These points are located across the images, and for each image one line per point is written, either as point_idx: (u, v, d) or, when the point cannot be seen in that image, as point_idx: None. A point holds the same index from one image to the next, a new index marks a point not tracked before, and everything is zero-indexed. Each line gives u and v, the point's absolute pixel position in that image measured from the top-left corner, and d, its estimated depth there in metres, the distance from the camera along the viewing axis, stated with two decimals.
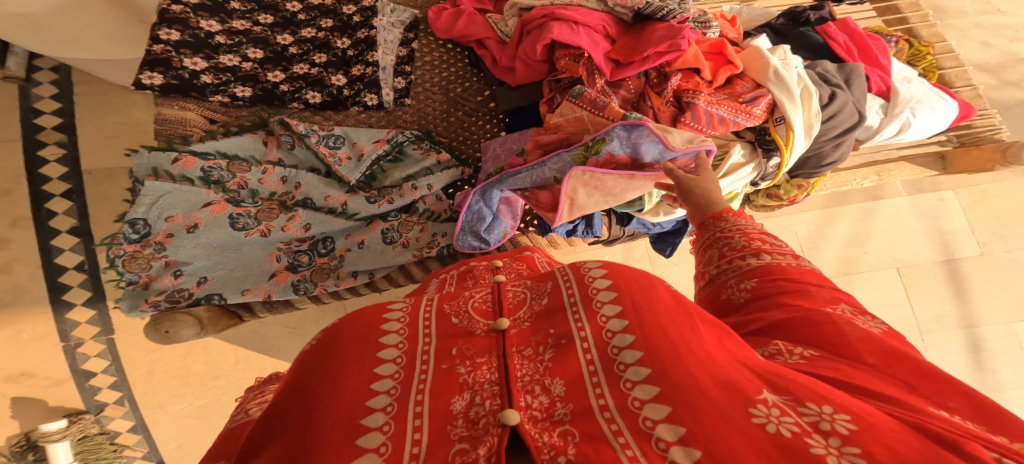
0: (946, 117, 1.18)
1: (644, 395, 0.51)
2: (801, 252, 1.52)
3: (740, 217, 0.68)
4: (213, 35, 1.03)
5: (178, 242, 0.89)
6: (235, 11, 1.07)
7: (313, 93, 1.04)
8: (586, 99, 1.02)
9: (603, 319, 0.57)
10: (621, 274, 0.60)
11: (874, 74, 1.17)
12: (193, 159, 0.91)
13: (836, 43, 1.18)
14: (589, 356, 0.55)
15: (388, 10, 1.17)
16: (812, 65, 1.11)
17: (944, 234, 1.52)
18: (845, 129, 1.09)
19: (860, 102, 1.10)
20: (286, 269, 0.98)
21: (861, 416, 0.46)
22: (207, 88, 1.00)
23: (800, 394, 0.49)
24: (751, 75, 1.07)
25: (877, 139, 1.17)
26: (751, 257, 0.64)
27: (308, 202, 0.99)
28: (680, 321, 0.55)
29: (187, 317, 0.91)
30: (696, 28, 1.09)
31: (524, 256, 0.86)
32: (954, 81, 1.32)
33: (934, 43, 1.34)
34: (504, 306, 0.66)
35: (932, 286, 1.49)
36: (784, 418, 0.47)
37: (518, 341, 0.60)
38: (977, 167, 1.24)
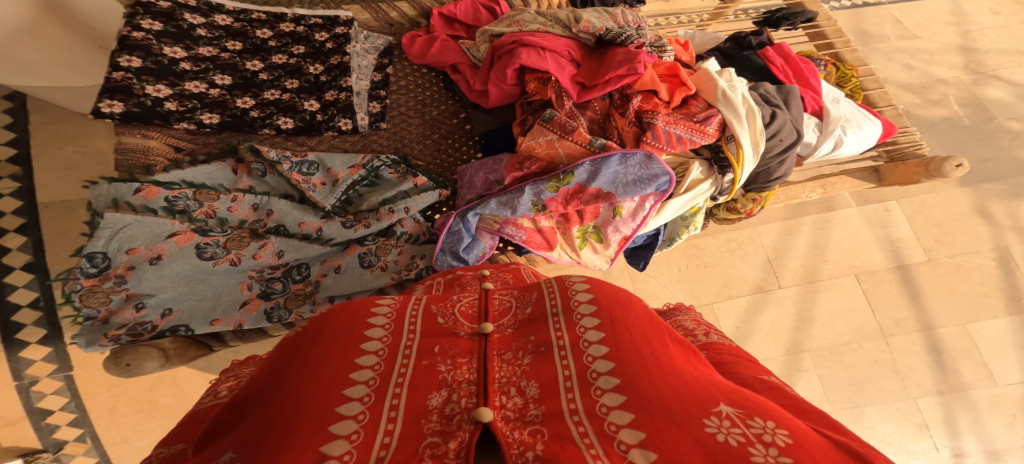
0: (872, 136, 1.25)
1: (611, 402, 0.54)
2: (768, 262, 1.58)
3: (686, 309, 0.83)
4: (178, 61, 1.01)
5: (141, 274, 0.83)
6: (202, 38, 1.06)
7: (285, 119, 1.03)
8: (556, 123, 1.05)
9: (581, 330, 0.61)
10: (602, 291, 0.65)
11: (807, 95, 1.24)
12: (157, 189, 0.87)
13: (774, 66, 1.26)
14: (565, 362, 0.59)
15: (362, 37, 1.20)
16: (755, 87, 1.18)
17: (894, 242, 1.62)
18: (787, 146, 1.13)
19: (798, 121, 1.16)
20: (258, 297, 0.92)
21: (798, 432, 0.50)
22: (172, 115, 0.97)
23: (750, 409, 0.52)
24: (703, 96, 1.12)
25: (816, 155, 1.22)
26: (702, 335, 0.74)
27: (280, 229, 0.95)
28: (651, 339, 0.59)
29: (151, 349, 0.82)
30: (652, 52, 1.15)
31: (511, 268, 0.89)
32: (877, 101, 1.39)
33: (857, 66, 1.42)
34: (489, 312, 0.68)
35: (889, 291, 1.57)
36: (733, 429, 0.50)
37: (499, 344, 0.63)
38: (906, 180, 1.28)
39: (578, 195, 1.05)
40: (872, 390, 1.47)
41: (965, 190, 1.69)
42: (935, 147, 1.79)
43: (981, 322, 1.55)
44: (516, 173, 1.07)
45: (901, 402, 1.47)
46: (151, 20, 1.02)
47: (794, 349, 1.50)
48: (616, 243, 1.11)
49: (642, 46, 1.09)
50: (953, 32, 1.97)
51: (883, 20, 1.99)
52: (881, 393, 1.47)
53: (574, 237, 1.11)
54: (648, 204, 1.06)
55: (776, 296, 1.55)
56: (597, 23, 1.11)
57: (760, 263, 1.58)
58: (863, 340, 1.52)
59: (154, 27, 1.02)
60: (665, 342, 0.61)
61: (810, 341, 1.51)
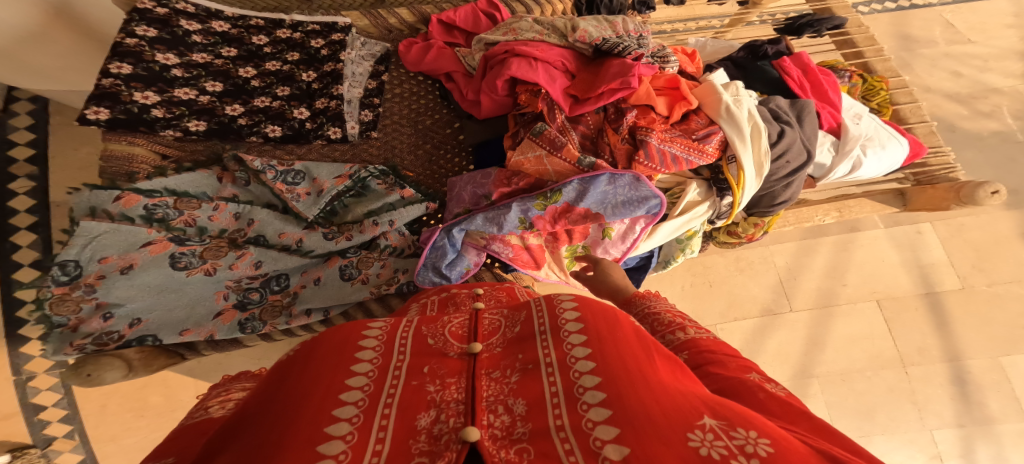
0: (896, 158, 1.16)
1: (597, 417, 0.51)
2: (780, 283, 1.50)
3: (654, 298, 0.75)
4: (169, 68, 1.01)
5: (111, 283, 0.83)
6: (196, 44, 1.06)
7: (272, 126, 1.02)
8: (546, 137, 1.01)
9: (568, 346, 0.59)
10: (590, 307, 0.63)
11: (824, 110, 1.16)
12: (136, 197, 0.87)
13: (790, 78, 1.19)
14: (552, 379, 0.56)
15: (359, 44, 1.18)
16: (766, 101, 1.11)
17: (923, 268, 1.52)
18: (795, 168, 1.06)
19: (808, 138, 1.09)
20: (234, 307, 0.92)
21: (778, 441, 0.48)
22: (158, 122, 0.96)
23: (733, 420, 0.50)
24: (705, 111, 1.06)
25: (831, 177, 1.15)
26: (678, 332, 0.69)
27: (259, 240, 0.94)
28: (636, 353, 0.57)
29: (114, 359, 0.84)
30: (654, 62, 1.08)
31: (505, 286, 0.90)
32: (909, 117, 1.28)
33: (888, 78, 1.31)
34: (478, 331, 0.67)
35: (912, 318, 1.47)
36: (716, 442, 0.48)
37: (488, 363, 0.61)
38: (934, 205, 1.17)
39: (567, 214, 1.00)
40: (885, 420, 1.38)
41: (1012, 213, 1.58)
42: (985, 166, 1.66)
43: (1017, 355, 1.44)
44: (504, 188, 1.03)
45: (915, 433, 1.38)
46: (146, 26, 1.03)
47: (802, 374, 1.42)
48: None
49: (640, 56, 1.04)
50: (1013, 35, 1.85)
51: (932, 23, 1.87)
52: (893, 423, 1.38)
53: (563, 258, 1.08)
54: (638, 226, 1.01)
55: (786, 320, 1.47)
56: (594, 33, 1.06)
57: (770, 284, 1.50)
58: (880, 368, 1.42)
59: (148, 33, 1.03)
60: (650, 355, 0.58)
61: (819, 367, 1.42)
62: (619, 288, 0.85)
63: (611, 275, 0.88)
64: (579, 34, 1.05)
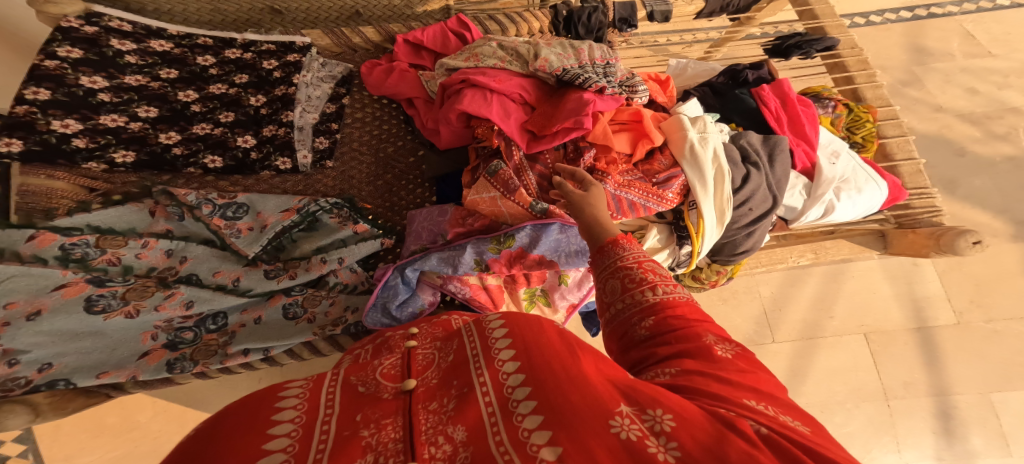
0: (873, 202, 1.11)
1: (531, 425, 0.51)
2: (764, 315, 1.46)
3: (634, 247, 0.68)
4: (95, 92, 0.96)
5: (16, 330, 0.74)
6: (130, 65, 1.01)
7: (212, 157, 0.97)
8: (500, 178, 0.96)
9: (500, 364, 0.58)
10: (517, 320, 0.62)
11: (799, 149, 1.12)
12: (52, 236, 0.79)
13: (767, 109, 1.14)
14: (487, 398, 0.56)
15: (318, 65, 1.13)
16: (737, 137, 1.07)
17: (917, 301, 1.47)
18: (759, 216, 1.02)
19: (775, 182, 1.05)
20: (163, 348, 0.84)
21: (685, 414, 0.50)
22: (79, 154, 0.90)
23: (650, 399, 0.52)
24: (670, 150, 1.01)
25: (803, 220, 1.12)
26: (650, 291, 0.63)
27: (192, 279, 0.87)
28: (560, 351, 0.57)
29: (17, 406, 0.75)
30: (623, 91, 1.07)
31: (439, 320, 0.78)
32: (896, 152, 1.23)
33: (877, 107, 1.27)
34: (412, 367, 0.65)
35: (900, 352, 1.42)
36: (633, 425, 0.50)
37: (425, 397, 0.60)
38: (914, 251, 1.14)
39: (521, 259, 0.96)
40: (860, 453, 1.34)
41: (1019, 245, 1.51)
42: (989, 192, 1.57)
43: (1010, 393, 1.39)
44: (459, 228, 0.99)
45: None
46: (70, 47, 0.98)
47: None
48: (563, 310, 1.02)
49: (600, 88, 0.99)
50: None
51: (949, 34, 1.75)
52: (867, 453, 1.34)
53: (521, 299, 1.02)
54: None
55: (768, 351, 1.43)
56: (554, 62, 1.01)
57: (754, 315, 1.46)
58: (861, 401, 1.38)
59: (71, 54, 0.97)
60: (576, 349, 0.57)
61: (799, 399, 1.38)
62: (603, 228, 0.74)
63: (591, 205, 0.80)
64: (538, 64, 1.01)
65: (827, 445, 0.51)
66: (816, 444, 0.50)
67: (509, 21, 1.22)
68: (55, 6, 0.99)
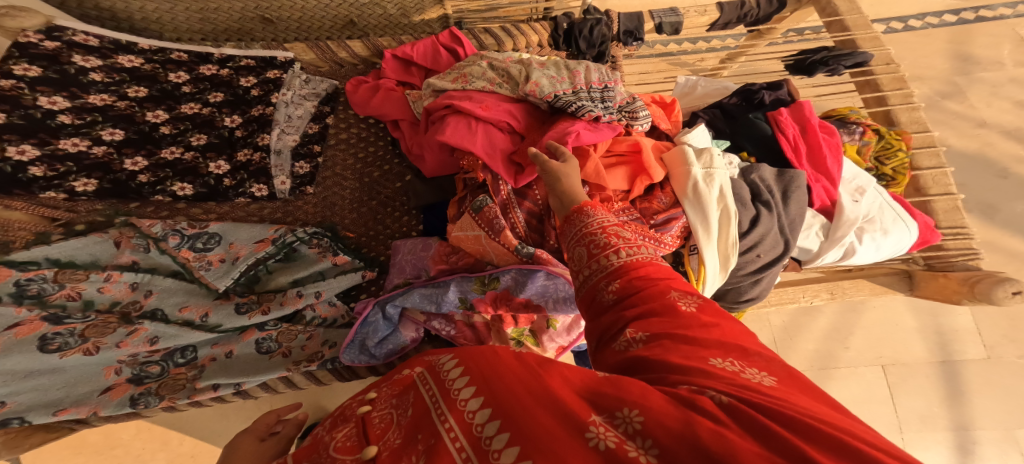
0: (894, 246, 1.10)
1: (508, 460, 0.45)
2: (774, 345, 1.38)
3: (600, 213, 0.64)
4: (55, 115, 0.94)
5: None
6: (94, 83, 1.00)
7: (182, 184, 0.95)
8: (484, 216, 0.89)
9: (463, 404, 0.51)
10: (469, 355, 0.56)
11: (818, 185, 1.11)
12: (7, 272, 0.77)
13: (784, 136, 1.13)
14: (458, 444, 0.49)
15: (301, 82, 1.10)
16: (747, 172, 1.06)
17: (943, 333, 1.37)
18: (765, 263, 1.01)
19: (789, 223, 1.04)
20: (127, 382, 0.82)
21: (661, 402, 0.45)
22: (36, 183, 0.88)
23: (621, 396, 0.47)
24: (671, 186, 0.99)
25: (819, 261, 1.11)
26: (614, 256, 0.59)
27: (157, 314, 0.84)
28: (517, 369, 0.51)
29: None
30: (623, 119, 1.01)
31: (404, 375, 0.66)
32: (931, 184, 1.20)
33: (911, 132, 1.25)
34: (370, 433, 0.58)
35: (918, 385, 1.33)
36: (609, 431, 0.45)
37: (392, 460, 0.52)
38: (943, 297, 1.09)
39: (508, 301, 0.90)
40: None
41: None
42: None
43: None
44: (443, 265, 0.93)
45: None
46: (28, 64, 0.96)
47: None
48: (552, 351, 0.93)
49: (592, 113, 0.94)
50: None
51: (1001, 39, 1.67)
52: None
53: (508, 339, 0.91)
54: None
55: None
56: (546, 87, 0.95)
57: (762, 344, 1.38)
58: None
59: (29, 73, 0.96)
60: (536, 364, 0.51)
61: None
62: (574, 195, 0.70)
63: (563, 175, 0.71)
64: (528, 87, 0.94)
65: (799, 390, 0.47)
66: (787, 390, 0.46)
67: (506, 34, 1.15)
68: (14, 20, 0.99)
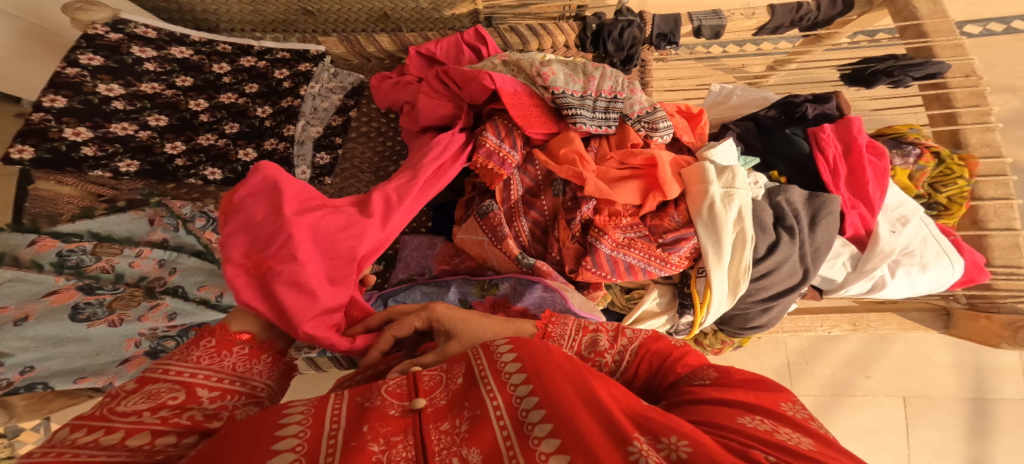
0: (936, 281, 1.04)
1: (548, 448, 0.50)
2: (791, 368, 1.45)
3: (560, 333, 0.69)
4: (110, 101, 1.00)
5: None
6: (148, 73, 1.06)
7: (212, 169, 1.00)
8: (489, 222, 0.92)
9: (512, 387, 0.55)
10: (528, 347, 0.58)
11: (853, 213, 1.06)
12: (51, 242, 0.81)
13: (823, 156, 1.08)
14: (501, 423, 0.53)
15: (329, 75, 1.15)
16: (775, 192, 1.02)
17: (980, 371, 1.43)
18: (777, 292, 0.99)
19: (813, 250, 1.00)
20: (145, 354, 0.81)
21: (702, 442, 0.49)
22: (86, 162, 0.93)
23: (664, 427, 0.51)
24: (687, 204, 0.96)
25: (843, 292, 1.06)
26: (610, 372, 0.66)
27: (178, 290, 0.86)
28: (573, 374, 0.55)
29: None
30: (642, 129, 0.99)
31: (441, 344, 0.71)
32: (994, 217, 1.10)
33: (980, 157, 1.13)
34: (421, 386, 0.59)
35: (940, 419, 1.39)
36: (651, 451, 0.49)
37: (437, 416, 0.56)
38: (984, 339, 1.06)
39: (506, 308, 0.88)
40: None
41: None
42: None
43: None
44: (445, 266, 0.96)
45: None
46: (92, 54, 1.03)
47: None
48: None
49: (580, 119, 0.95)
50: None
51: None
52: None
53: None
54: None
55: None
56: (557, 81, 0.97)
57: (775, 365, 1.46)
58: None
59: (93, 62, 1.02)
60: (588, 375, 0.55)
61: None
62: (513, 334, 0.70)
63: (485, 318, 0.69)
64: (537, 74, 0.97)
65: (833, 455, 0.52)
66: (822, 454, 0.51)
67: (533, 33, 1.14)
68: (85, 13, 1.04)
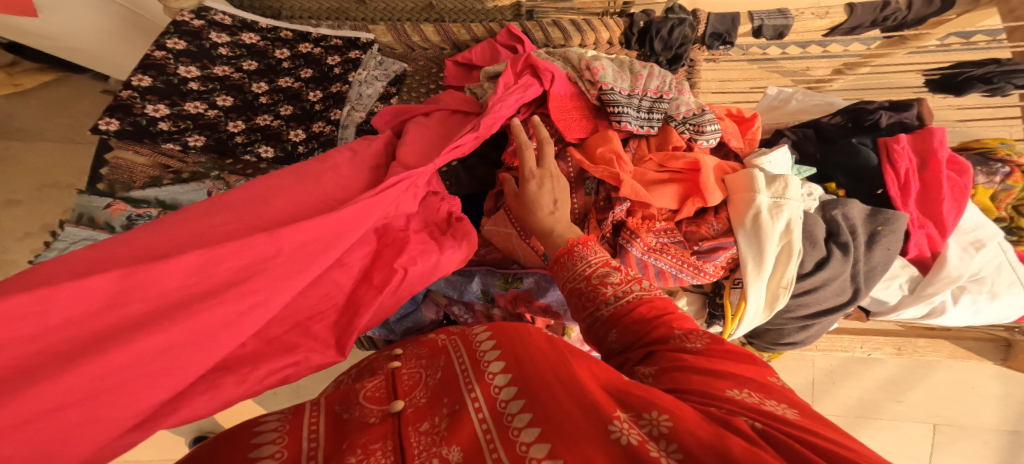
0: (998, 311, 0.98)
1: (529, 438, 0.49)
2: (816, 386, 1.43)
3: (584, 251, 0.69)
4: (187, 81, 1.08)
5: None
6: (220, 57, 1.14)
7: (266, 148, 1.02)
8: None
9: (490, 377, 0.55)
10: (504, 330, 0.60)
11: (922, 232, 0.96)
12: (123, 207, 0.96)
13: (893, 170, 1.00)
14: (481, 415, 0.52)
15: (374, 63, 1.16)
16: (831, 206, 0.95)
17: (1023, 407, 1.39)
18: (821, 311, 0.93)
19: (868, 270, 0.93)
20: None
21: (683, 413, 0.47)
22: (161, 135, 0.99)
23: (643, 404, 0.49)
24: (730, 212, 0.91)
25: (894, 315, 1.00)
26: (608, 302, 0.64)
27: None
28: (552, 361, 0.54)
29: None
30: (688, 131, 0.95)
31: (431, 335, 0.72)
32: None
33: None
34: (398, 387, 0.60)
35: (970, 450, 1.36)
36: (632, 431, 0.47)
37: (416, 417, 0.56)
38: None
39: (527, 303, 0.89)
40: None
41: None
42: None
43: None
44: (472, 256, 0.95)
45: None
46: (177, 39, 1.12)
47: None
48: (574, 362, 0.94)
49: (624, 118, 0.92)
50: None
51: None
52: None
53: None
54: None
55: None
56: (606, 78, 0.95)
57: (799, 382, 1.44)
58: None
59: (177, 46, 1.11)
60: (567, 359, 0.54)
61: None
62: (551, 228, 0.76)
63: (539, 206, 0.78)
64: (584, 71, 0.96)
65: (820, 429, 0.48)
66: (808, 426, 0.48)
67: (576, 28, 1.14)
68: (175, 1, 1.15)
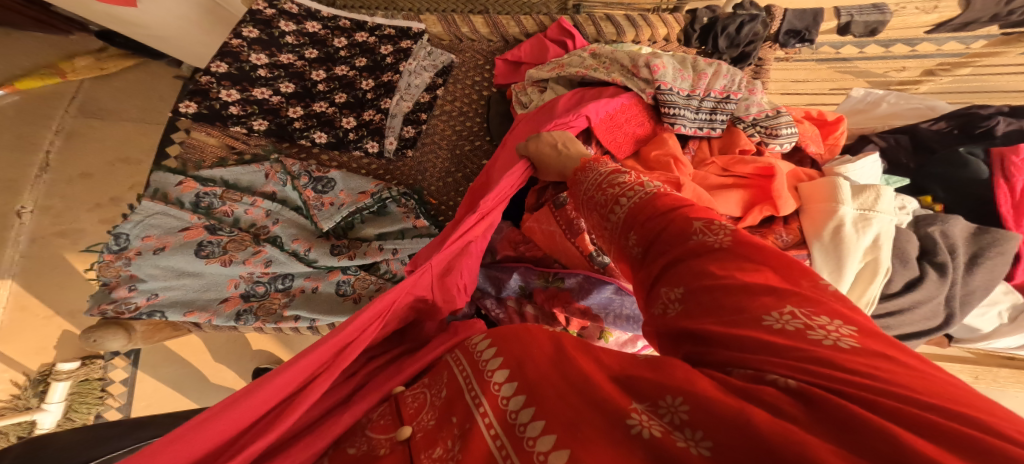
0: None
1: (545, 447, 0.42)
2: None
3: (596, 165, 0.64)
4: (257, 69, 1.14)
5: (142, 260, 0.90)
6: (287, 45, 1.19)
7: (320, 133, 1.08)
8: (564, 214, 0.86)
9: (495, 388, 0.48)
10: (502, 335, 0.53)
11: None
12: (192, 185, 0.98)
13: (1005, 186, 0.87)
14: (492, 431, 0.46)
15: (423, 54, 1.20)
16: (921, 222, 0.84)
17: None
18: (907, 334, 0.82)
19: (965, 293, 0.82)
20: (239, 296, 0.92)
21: (709, 396, 0.39)
22: (231, 119, 1.07)
23: (659, 386, 0.42)
24: (806, 222, 0.81)
25: (984, 344, 0.91)
26: (619, 208, 0.57)
27: (277, 241, 0.97)
28: (555, 367, 0.47)
29: (120, 330, 0.90)
30: (759, 134, 0.88)
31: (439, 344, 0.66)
32: None
33: None
34: (403, 412, 0.53)
35: None
36: (652, 420, 0.40)
37: (424, 443, 0.49)
38: None
39: (566, 304, 0.85)
40: None
41: None
42: None
43: None
44: (510, 251, 0.93)
45: None
46: (252, 28, 1.18)
47: None
48: None
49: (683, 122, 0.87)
50: None
51: None
52: None
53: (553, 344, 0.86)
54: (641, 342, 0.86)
55: None
56: (667, 77, 0.89)
57: None
58: None
59: (251, 34, 1.17)
60: (568, 359, 0.47)
61: None
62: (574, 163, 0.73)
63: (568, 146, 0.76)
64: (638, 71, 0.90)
65: (885, 355, 0.39)
66: (868, 356, 0.39)
67: (630, 24, 1.11)
68: None
